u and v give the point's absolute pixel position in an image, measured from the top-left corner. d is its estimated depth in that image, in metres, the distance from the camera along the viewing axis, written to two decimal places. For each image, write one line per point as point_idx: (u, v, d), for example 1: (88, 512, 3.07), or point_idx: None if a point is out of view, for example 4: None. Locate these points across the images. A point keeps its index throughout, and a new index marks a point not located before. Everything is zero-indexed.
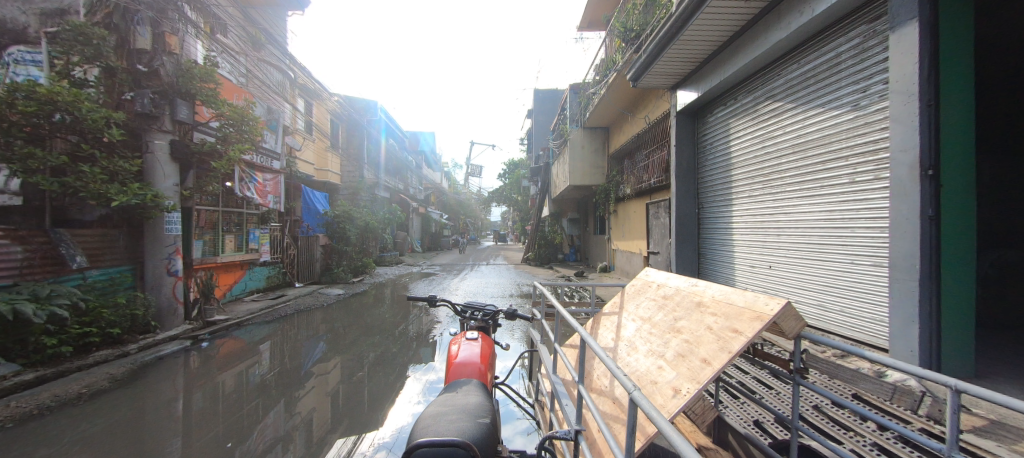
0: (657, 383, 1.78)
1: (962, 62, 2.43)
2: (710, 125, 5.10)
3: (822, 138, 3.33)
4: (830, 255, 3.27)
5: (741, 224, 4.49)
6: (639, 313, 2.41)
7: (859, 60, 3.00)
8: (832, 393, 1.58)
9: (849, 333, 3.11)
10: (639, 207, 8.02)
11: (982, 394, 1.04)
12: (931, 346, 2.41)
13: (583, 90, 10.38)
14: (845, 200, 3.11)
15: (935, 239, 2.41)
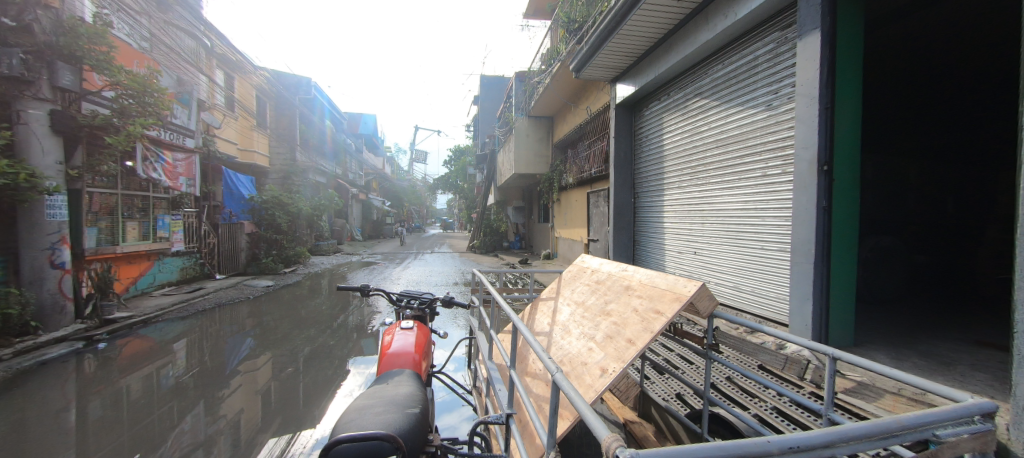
0: (587, 364, 1.86)
1: (853, 70, 2.75)
2: (645, 118, 5.36)
3: (741, 134, 3.63)
4: (745, 241, 3.60)
5: (671, 213, 4.80)
6: (573, 297, 2.49)
7: (773, 63, 3.28)
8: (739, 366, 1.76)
9: (758, 311, 3.47)
10: (580, 196, 8.28)
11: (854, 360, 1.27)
12: (821, 321, 2.76)
13: (528, 79, 10.40)
14: (758, 192, 3.43)
15: (827, 227, 2.75)
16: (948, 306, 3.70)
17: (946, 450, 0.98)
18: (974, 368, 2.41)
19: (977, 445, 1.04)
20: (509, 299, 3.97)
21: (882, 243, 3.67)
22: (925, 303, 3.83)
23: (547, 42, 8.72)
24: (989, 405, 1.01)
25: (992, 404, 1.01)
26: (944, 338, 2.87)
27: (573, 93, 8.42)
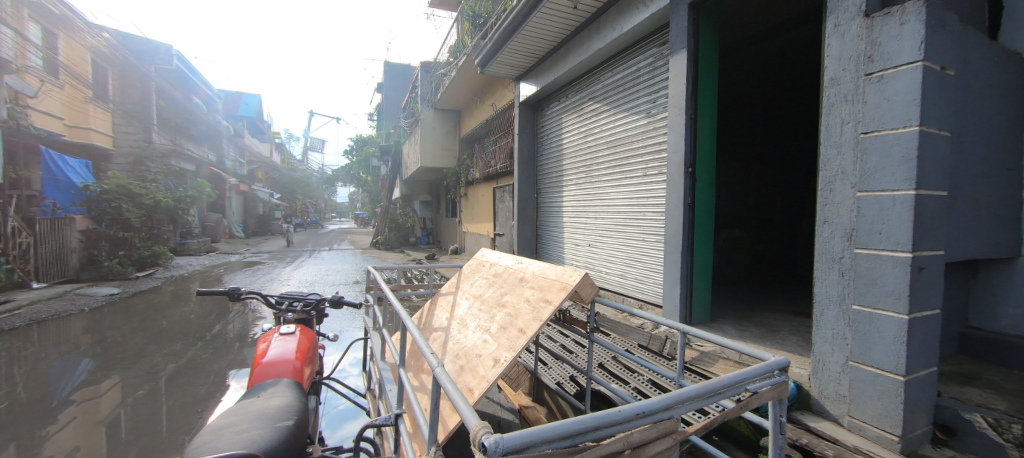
0: (481, 356, 1.90)
1: (710, 87, 3.25)
2: (546, 118, 5.63)
3: (626, 137, 4.03)
4: (630, 234, 4.01)
5: (568, 208, 5.14)
6: (472, 291, 2.51)
7: (652, 75, 3.70)
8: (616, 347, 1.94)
9: (639, 296, 3.90)
10: (486, 191, 8.39)
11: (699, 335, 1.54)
12: (686, 302, 3.23)
13: (434, 70, 10.17)
14: (639, 189, 3.85)
15: (690, 220, 3.21)
16: (771, 284, 4.66)
17: (755, 400, 1.20)
18: (789, 333, 3.05)
19: (782, 393, 1.30)
20: (408, 296, 3.87)
21: (733, 234, 4.48)
22: (756, 281, 4.74)
23: (453, 34, 8.61)
24: (783, 361, 1.27)
25: (785, 359, 1.27)
26: (771, 310, 3.58)
27: (479, 89, 8.48)
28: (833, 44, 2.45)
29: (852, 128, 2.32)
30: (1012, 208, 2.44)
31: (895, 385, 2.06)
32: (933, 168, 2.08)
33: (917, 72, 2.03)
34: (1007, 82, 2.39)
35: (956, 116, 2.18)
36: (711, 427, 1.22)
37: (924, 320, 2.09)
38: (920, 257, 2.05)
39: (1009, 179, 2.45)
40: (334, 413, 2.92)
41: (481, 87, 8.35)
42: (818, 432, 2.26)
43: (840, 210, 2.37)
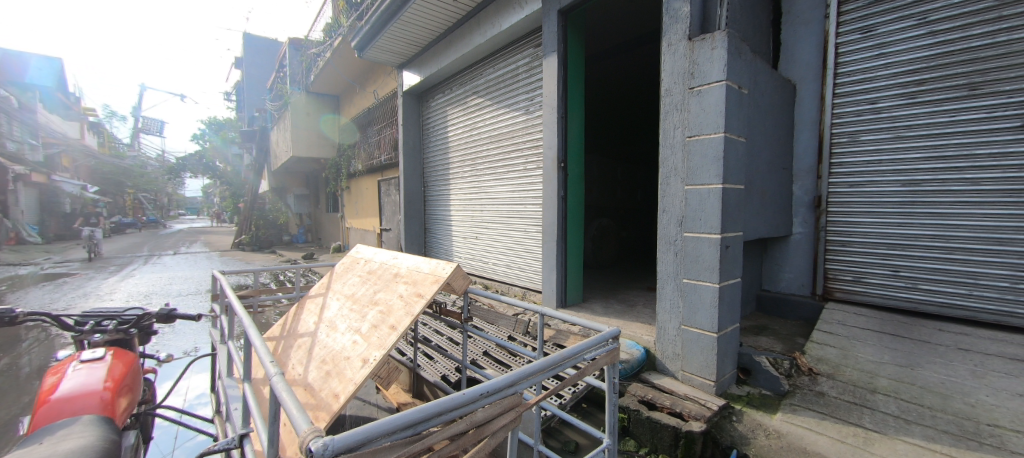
0: (349, 358, 1.82)
1: (578, 90, 3.58)
2: (432, 109, 5.55)
3: (507, 133, 4.21)
4: (513, 225, 4.22)
5: (455, 202, 5.17)
6: (343, 290, 2.39)
7: (530, 74, 3.91)
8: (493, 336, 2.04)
9: (522, 284, 4.14)
10: (371, 184, 7.91)
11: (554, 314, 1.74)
12: (561, 287, 3.56)
13: (306, 48, 9.13)
14: (520, 183, 4.07)
15: (564, 212, 3.53)
16: (631, 266, 5.34)
17: (591, 368, 1.37)
18: (643, 306, 3.60)
19: (616, 360, 1.51)
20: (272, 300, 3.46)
21: (603, 224, 4.87)
22: (620, 264, 5.44)
23: (327, 10, 7.83)
24: (615, 331, 1.49)
25: (616, 330, 1.49)
26: (630, 288, 4.16)
27: (360, 73, 7.94)
28: (667, 60, 2.88)
29: (681, 133, 2.79)
30: (785, 199, 3.24)
31: (711, 341, 2.58)
32: (735, 166, 2.63)
33: (722, 90, 2.52)
34: (782, 101, 3.14)
35: (750, 126, 2.79)
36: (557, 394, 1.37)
37: (729, 287, 2.65)
38: (726, 237, 2.59)
39: (784, 176, 3.24)
40: (190, 445, 2.48)
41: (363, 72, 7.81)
42: (660, 387, 2.71)
43: (674, 201, 2.84)
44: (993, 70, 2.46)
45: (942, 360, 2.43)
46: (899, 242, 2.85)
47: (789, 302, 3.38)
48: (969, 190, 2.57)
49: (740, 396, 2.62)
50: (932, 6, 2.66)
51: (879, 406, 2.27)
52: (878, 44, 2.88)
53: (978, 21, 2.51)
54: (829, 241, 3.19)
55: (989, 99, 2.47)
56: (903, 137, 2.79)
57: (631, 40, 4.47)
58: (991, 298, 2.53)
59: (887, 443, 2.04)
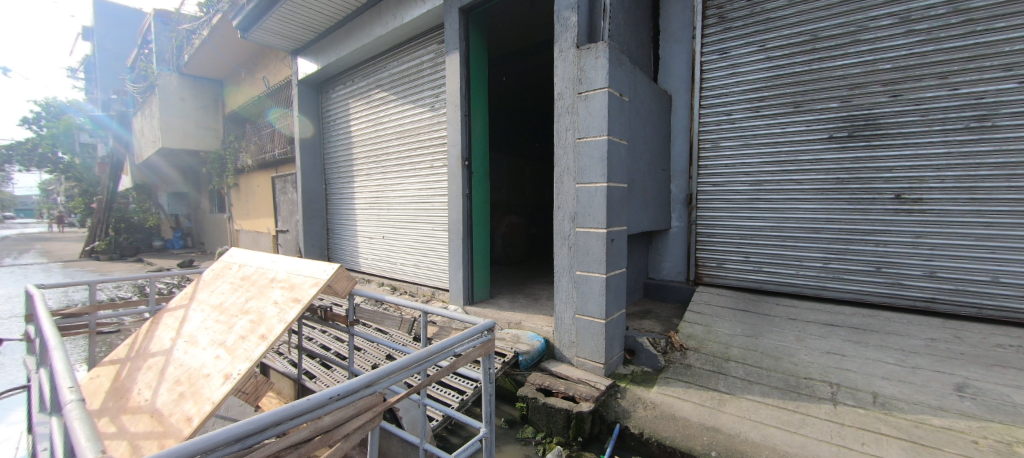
0: (208, 376, 1.64)
1: (481, 89, 3.63)
2: (333, 101, 5.21)
3: (413, 129, 4.12)
4: (420, 223, 4.17)
5: (360, 199, 4.93)
6: (211, 300, 2.15)
7: (434, 70, 3.87)
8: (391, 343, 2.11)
9: (431, 282, 4.12)
10: (264, 181, 7.16)
11: (450, 317, 1.97)
12: (468, 284, 3.62)
13: (179, 24, 7.91)
14: (427, 180, 4.03)
15: (469, 210, 3.59)
16: (539, 261, 5.59)
17: (460, 361, 1.60)
18: (545, 299, 3.79)
19: (488, 351, 1.76)
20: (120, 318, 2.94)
21: (512, 221, 5.05)
22: (530, 259, 5.68)
23: None
24: (487, 324, 1.75)
25: (489, 323, 1.76)
26: (535, 282, 4.36)
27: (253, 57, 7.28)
28: (559, 66, 3.05)
29: (571, 135, 2.98)
30: (663, 196, 3.64)
31: (600, 327, 2.82)
32: (618, 166, 2.90)
33: (604, 96, 2.75)
34: (659, 109, 3.51)
35: (631, 131, 3.08)
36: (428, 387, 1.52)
37: (615, 277, 2.91)
38: (611, 231, 2.84)
39: (662, 176, 3.63)
40: None
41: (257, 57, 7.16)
42: (556, 373, 2.89)
43: (567, 199, 3.02)
44: (810, 92, 3.05)
45: (777, 328, 2.94)
46: (749, 232, 3.38)
47: (668, 287, 3.82)
48: (796, 189, 3.15)
49: (625, 374, 2.89)
50: (768, 35, 3.20)
51: (731, 372, 2.67)
52: (732, 64, 3.38)
53: (799, 51, 3.09)
54: (698, 233, 3.66)
55: (807, 115, 3.06)
56: (750, 144, 3.32)
57: (535, 45, 4.67)
58: (810, 276, 3.14)
59: (735, 402, 2.43)
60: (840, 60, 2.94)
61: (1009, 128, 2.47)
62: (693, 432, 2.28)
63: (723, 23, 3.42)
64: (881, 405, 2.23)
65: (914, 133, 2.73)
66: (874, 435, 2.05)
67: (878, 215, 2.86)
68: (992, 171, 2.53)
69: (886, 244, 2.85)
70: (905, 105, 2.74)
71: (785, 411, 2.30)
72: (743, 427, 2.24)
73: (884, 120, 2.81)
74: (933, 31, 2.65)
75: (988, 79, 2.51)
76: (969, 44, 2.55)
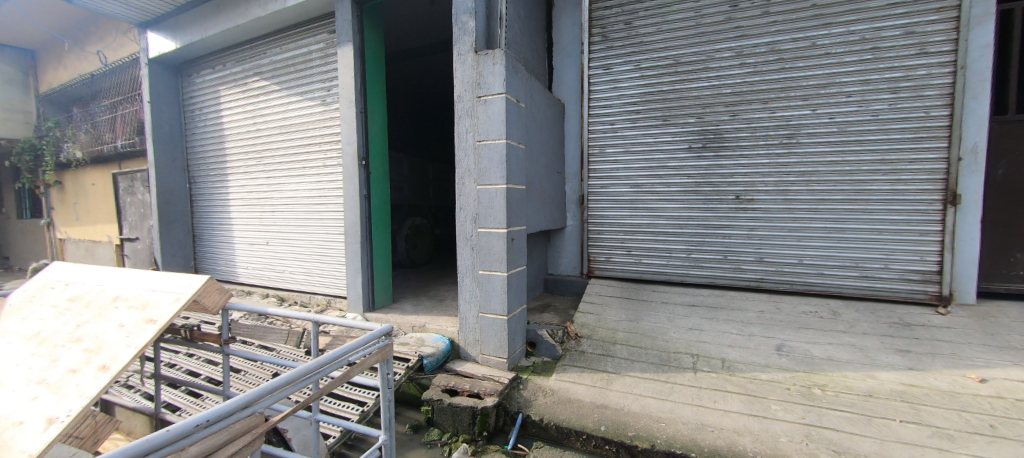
0: (18, 424, 1.26)
1: (378, 86, 3.50)
2: (199, 86, 4.50)
3: (301, 124, 3.78)
4: (311, 227, 3.84)
5: (236, 201, 4.34)
6: (20, 329, 1.71)
7: (324, 62, 3.60)
8: (275, 359, 1.94)
9: (326, 290, 3.83)
10: (101, 178, 5.86)
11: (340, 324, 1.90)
12: (367, 289, 3.46)
13: None
14: (319, 180, 3.73)
15: (367, 212, 3.43)
16: (445, 262, 5.57)
17: (356, 369, 1.57)
18: (451, 300, 3.80)
19: (387, 355, 1.74)
20: None
21: (416, 222, 4.99)
22: (435, 260, 5.61)
23: None
24: (386, 328, 1.74)
25: (388, 326, 1.74)
26: (441, 283, 4.34)
27: (101, 25, 6.00)
28: (458, 68, 3.07)
29: (471, 137, 3.03)
30: (559, 197, 3.91)
31: (502, 323, 2.93)
32: (517, 169, 3.04)
33: (502, 101, 2.87)
34: (553, 116, 3.77)
35: (528, 135, 3.26)
36: (318, 400, 1.50)
37: (515, 274, 3.05)
38: (511, 231, 2.97)
39: (557, 178, 3.90)
40: None
41: (106, 25, 5.91)
42: (462, 372, 2.92)
43: (469, 200, 3.06)
44: (674, 108, 3.58)
45: (653, 312, 3.40)
46: (630, 229, 3.84)
47: (565, 281, 4.13)
48: (665, 191, 3.67)
49: (527, 367, 3.04)
50: (642, 57, 3.67)
51: (617, 353, 3.00)
52: (613, 79, 3.79)
53: (666, 73, 3.60)
54: (589, 231, 4.02)
55: (672, 128, 3.60)
56: (630, 151, 3.77)
57: (436, 44, 4.65)
58: (677, 265, 3.69)
59: (620, 379, 2.74)
60: (696, 83, 3.51)
61: (807, 145, 3.23)
62: (586, 411, 2.51)
63: (606, 42, 3.82)
64: (727, 368, 2.73)
65: (747, 147, 3.39)
66: (722, 393, 2.50)
67: (724, 212, 3.49)
68: (797, 177, 3.27)
69: (730, 235, 3.50)
70: (741, 124, 3.40)
71: (660, 382, 2.67)
72: (626, 400, 2.54)
73: (727, 135, 3.44)
74: (758, 65, 3.32)
75: (793, 106, 3.24)
76: (781, 78, 3.26)
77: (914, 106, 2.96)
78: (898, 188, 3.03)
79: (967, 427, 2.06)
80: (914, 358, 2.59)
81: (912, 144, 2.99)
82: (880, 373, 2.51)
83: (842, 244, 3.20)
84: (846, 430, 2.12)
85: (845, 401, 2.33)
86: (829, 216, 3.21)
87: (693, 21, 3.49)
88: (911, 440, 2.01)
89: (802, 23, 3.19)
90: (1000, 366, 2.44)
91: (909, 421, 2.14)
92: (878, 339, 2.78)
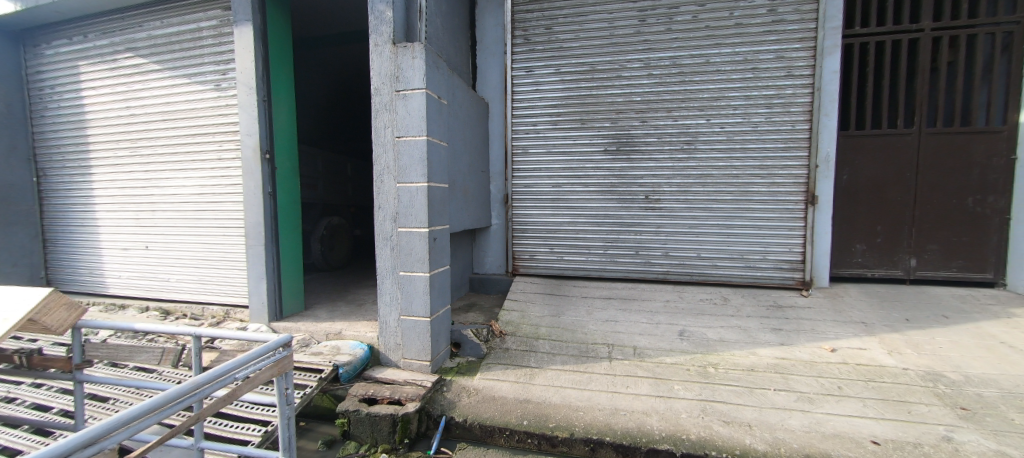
0: None
1: (284, 72, 3.19)
2: (50, 59, 3.72)
3: (189, 110, 3.32)
4: (203, 228, 3.38)
5: (103, 198, 3.67)
6: None
7: (217, 41, 3.20)
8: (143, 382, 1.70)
9: (222, 299, 3.40)
10: None
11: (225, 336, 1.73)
12: (272, 296, 3.15)
13: None
14: (212, 175, 3.30)
15: (272, 210, 3.11)
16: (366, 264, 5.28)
17: (245, 385, 1.44)
18: (371, 304, 3.61)
19: (283, 368, 1.63)
20: None
21: (332, 222, 4.65)
22: (355, 262, 5.28)
23: None
24: (283, 339, 1.63)
25: (284, 337, 1.63)
26: (360, 287, 4.10)
27: None
28: (375, 59, 2.91)
29: (390, 132, 2.89)
30: (483, 196, 3.91)
31: (425, 325, 2.85)
32: (438, 167, 2.97)
33: (422, 97, 2.77)
34: (476, 114, 3.75)
35: (450, 133, 3.20)
36: (198, 423, 1.33)
37: (438, 274, 2.98)
38: (433, 230, 2.89)
39: (482, 177, 3.89)
40: None
41: None
42: (381, 379, 2.78)
43: (388, 199, 2.91)
44: (592, 113, 3.78)
45: (573, 306, 3.56)
46: (553, 227, 3.97)
47: (490, 280, 4.15)
48: (584, 191, 3.86)
49: (451, 367, 2.99)
50: (561, 61, 3.82)
51: (539, 348, 3.09)
52: (535, 82, 3.90)
53: (583, 79, 3.78)
54: (514, 229, 4.08)
55: (589, 132, 3.79)
56: (551, 152, 3.90)
57: (354, 32, 4.38)
58: (595, 260, 3.91)
59: (542, 373, 2.82)
60: (610, 90, 3.74)
61: (703, 151, 3.62)
62: (509, 407, 2.53)
63: (527, 45, 3.90)
64: (638, 354, 2.95)
65: (654, 151, 3.70)
66: (633, 378, 2.70)
67: (635, 211, 3.78)
68: (695, 180, 3.65)
69: (640, 232, 3.79)
70: (649, 130, 3.70)
71: (579, 373, 2.80)
72: (547, 393, 2.62)
73: (636, 140, 3.72)
74: (663, 77, 3.64)
75: (691, 116, 3.61)
76: (681, 90, 3.61)
77: (784, 120, 3.47)
78: (772, 190, 3.53)
79: (822, 390, 2.46)
80: (784, 334, 3.03)
81: (782, 152, 3.50)
82: (760, 349, 2.90)
83: (731, 239, 3.64)
84: (732, 402, 2.40)
85: (733, 376, 2.65)
86: (720, 214, 3.64)
87: (606, 31, 3.72)
88: (781, 405, 2.35)
89: (697, 42, 3.56)
90: (845, 337, 2.95)
91: (780, 388, 2.49)
92: (758, 320, 3.21)
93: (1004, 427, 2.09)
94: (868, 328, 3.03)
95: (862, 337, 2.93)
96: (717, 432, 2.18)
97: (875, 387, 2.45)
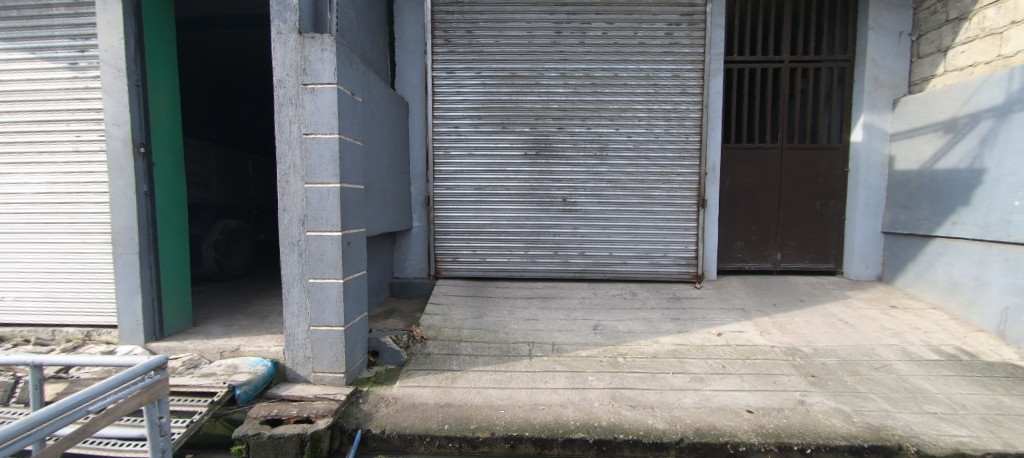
0: None
1: (164, 55, 2.78)
2: None
3: (33, 92, 2.73)
4: (53, 234, 2.81)
5: None
6: None
7: (72, 12, 2.68)
8: None
9: (82, 319, 2.85)
10: None
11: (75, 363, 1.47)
12: (150, 313, 2.72)
13: None
14: (66, 171, 2.75)
15: (149, 213, 2.69)
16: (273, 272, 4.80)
17: (103, 418, 1.26)
18: (277, 316, 3.30)
19: (151, 394, 1.44)
20: None
21: (230, 225, 4.15)
22: (258, 270, 4.77)
23: None
24: (157, 360, 1.45)
25: (159, 358, 1.45)
26: (263, 298, 3.72)
27: None
28: (277, 48, 2.65)
29: (297, 129, 2.66)
30: (403, 198, 3.80)
31: (338, 335, 2.68)
32: (352, 167, 2.82)
33: (333, 92, 2.61)
34: (395, 113, 3.63)
35: (365, 132, 3.06)
36: None
37: (353, 280, 2.83)
38: (346, 234, 2.74)
39: (401, 179, 3.77)
40: None
41: None
42: (287, 397, 2.55)
43: (294, 200, 2.68)
44: (512, 117, 3.88)
45: (495, 307, 3.62)
46: (476, 229, 4.00)
47: (412, 284, 4.04)
48: (506, 194, 3.94)
49: (369, 378, 2.84)
50: (482, 65, 3.87)
51: (462, 351, 3.08)
52: (456, 84, 3.89)
53: (503, 84, 3.87)
54: (436, 232, 4.03)
55: (510, 135, 3.89)
56: (473, 154, 3.92)
57: (253, 16, 3.97)
58: (517, 261, 4.01)
59: (464, 376, 2.82)
60: (530, 96, 3.87)
61: (613, 157, 3.92)
62: (431, 413, 2.49)
63: (448, 46, 3.88)
64: (556, 350, 3.09)
65: (571, 156, 3.91)
66: (552, 373, 2.83)
67: (554, 214, 3.96)
68: (607, 184, 3.94)
69: (559, 233, 3.98)
70: (565, 136, 3.90)
71: (500, 373, 2.85)
72: (469, 395, 2.63)
73: (555, 145, 3.91)
74: (577, 87, 3.87)
75: (603, 124, 3.89)
76: (594, 100, 3.88)
77: (680, 132, 3.90)
78: (671, 194, 3.95)
79: (710, 370, 2.80)
80: (682, 323, 3.40)
81: (679, 161, 3.93)
82: (661, 338, 3.21)
83: (638, 238, 4.00)
84: (639, 387, 2.64)
85: (639, 363, 2.91)
86: (629, 216, 3.97)
87: (525, 39, 3.85)
88: (678, 386, 2.64)
89: (607, 56, 3.86)
90: (728, 322, 3.41)
91: (678, 371, 2.80)
92: (660, 312, 3.56)
93: (840, 388, 2.57)
94: (746, 314, 3.53)
95: (741, 322, 3.40)
96: (625, 416, 2.38)
97: (751, 363, 2.86)
